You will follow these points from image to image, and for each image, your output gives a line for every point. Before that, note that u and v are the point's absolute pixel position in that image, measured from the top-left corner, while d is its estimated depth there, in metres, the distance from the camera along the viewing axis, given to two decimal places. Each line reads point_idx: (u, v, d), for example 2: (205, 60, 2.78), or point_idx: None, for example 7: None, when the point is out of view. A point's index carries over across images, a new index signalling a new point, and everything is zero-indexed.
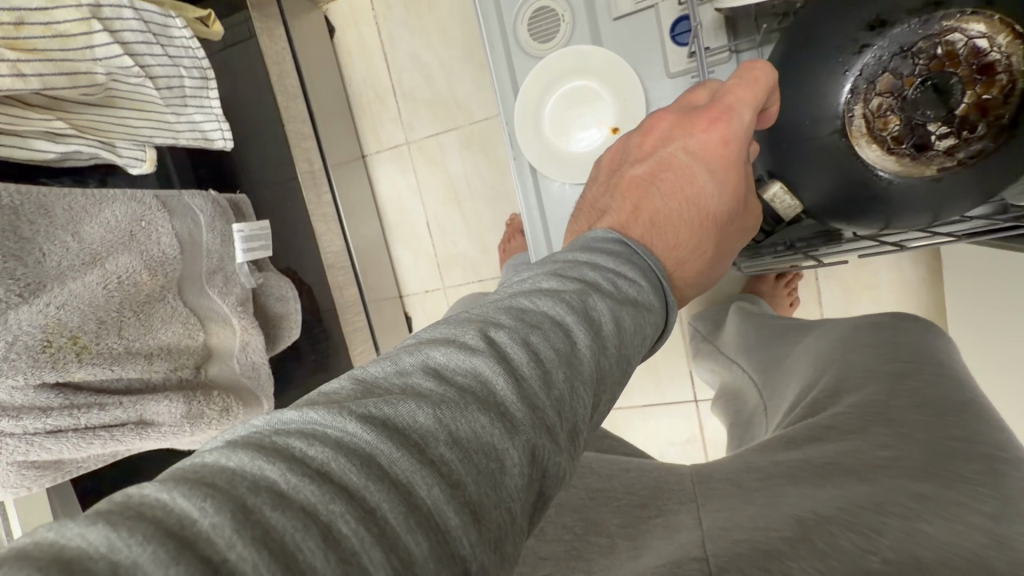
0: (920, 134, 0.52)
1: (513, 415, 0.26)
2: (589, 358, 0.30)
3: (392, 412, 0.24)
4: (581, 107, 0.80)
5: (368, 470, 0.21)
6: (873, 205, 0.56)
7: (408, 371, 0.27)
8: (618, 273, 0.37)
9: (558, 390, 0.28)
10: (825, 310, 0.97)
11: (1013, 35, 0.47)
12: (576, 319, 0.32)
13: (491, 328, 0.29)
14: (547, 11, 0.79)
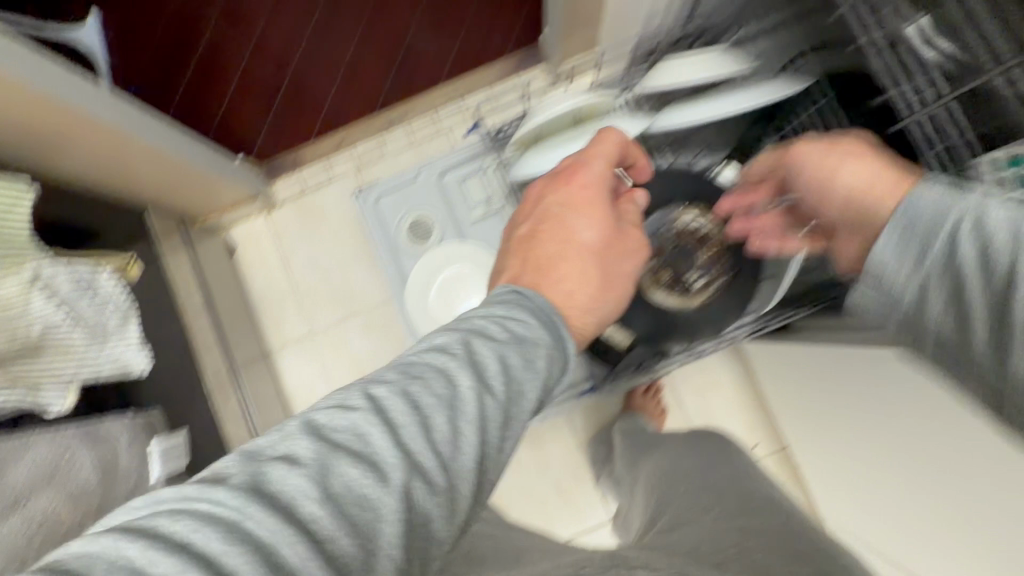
0: (683, 278, 0.81)
1: (384, 466, 0.36)
2: (469, 400, 0.41)
3: (266, 480, 0.34)
4: (456, 287, 0.99)
5: (234, 536, 0.31)
6: (676, 327, 0.81)
7: (296, 438, 0.37)
8: (505, 318, 0.49)
9: (434, 432, 0.39)
10: (691, 412, 1.17)
11: (712, 217, 0.81)
12: (449, 373, 0.42)
13: (374, 391, 0.40)
14: (422, 223, 1.05)
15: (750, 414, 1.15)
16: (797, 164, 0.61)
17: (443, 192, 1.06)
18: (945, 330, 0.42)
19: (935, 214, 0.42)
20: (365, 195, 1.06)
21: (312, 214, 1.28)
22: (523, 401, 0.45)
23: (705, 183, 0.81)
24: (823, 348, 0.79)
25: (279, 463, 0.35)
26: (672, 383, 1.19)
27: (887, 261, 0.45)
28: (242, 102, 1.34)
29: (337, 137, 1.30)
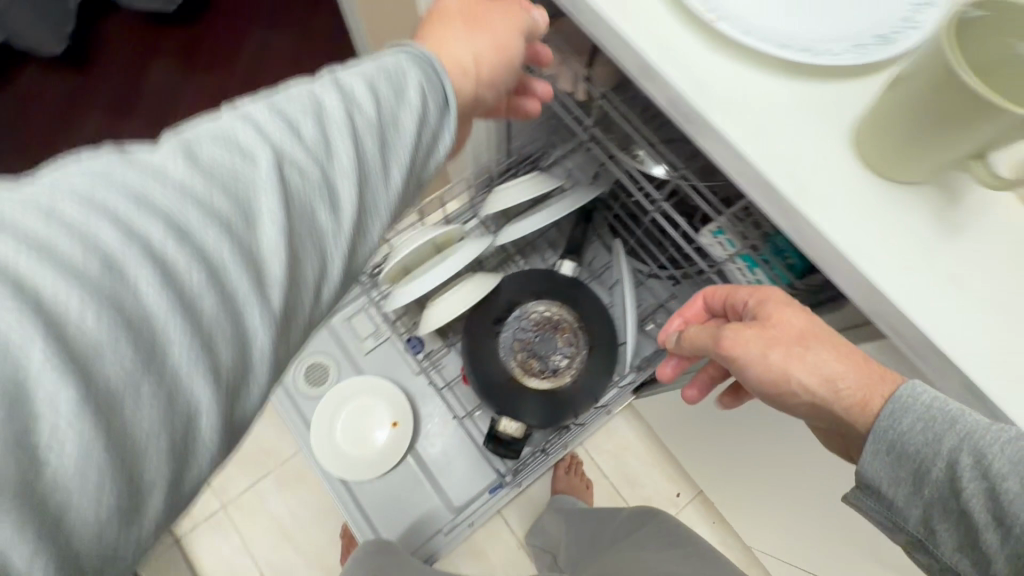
0: (550, 362, 0.94)
1: (247, 199, 0.34)
2: (340, 137, 0.38)
3: (94, 218, 0.30)
4: (364, 417, 1.07)
5: (75, 286, 0.28)
6: (560, 405, 0.91)
7: (140, 181, 0.32)
8: (367, 69, 0.41)
9: (304, 163, 0.37)
10: (614, 479, 1.25)
11: (558, 305, 0.96)
12: (316, 126, 0.38)
13: (228, 125, 0.36)
14: (317, 366, 1.11)
15: (663, 463, 1.25)
16: (742, 367, 0.47)
17: (332, 334, 1.12)
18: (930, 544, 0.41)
19: (928, 407, 0.39)
20: None
21: None
22: (423, 171, 0.44)
23: (549, 278, 0.96)
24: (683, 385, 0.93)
25: (117, 206, 0.31)
26: (589, 455, 1.26)
27: (881, 485, 0.42)
28: None
29: None
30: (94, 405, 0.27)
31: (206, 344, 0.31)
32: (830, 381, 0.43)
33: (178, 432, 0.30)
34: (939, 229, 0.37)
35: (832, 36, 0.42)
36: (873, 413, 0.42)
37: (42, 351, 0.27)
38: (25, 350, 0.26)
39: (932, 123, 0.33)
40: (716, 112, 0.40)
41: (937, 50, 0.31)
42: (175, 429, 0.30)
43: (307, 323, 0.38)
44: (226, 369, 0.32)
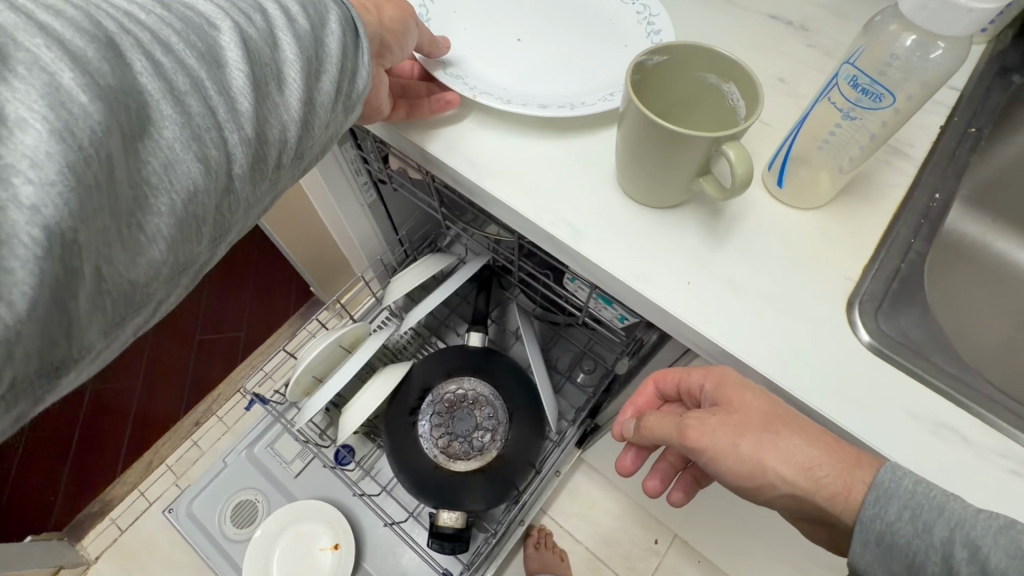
0: (475, 442, 0.91)
1: (212, 48, 0.34)
2: (288, 24, 0.38)
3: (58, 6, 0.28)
4: (303, 547, 0.99)
5: (53, 46, 0.27)
6: (496, 481, 0.88)
7: None
8: None
9: (256, 36, 0.36)
10: (588, 543, 1.19)
11: (469, 379, 0.95)
12: (268, 10, 0.38)
13: None
14: (245, 503, 1.04)
15: (633, 512, 1.21)
16: (712, 458, 0.37)
17: (255, 465, 1.06)
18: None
19: (914, 495, 0.31)
20: (175, 508, 1.03)
21: (134, 555, 1.17)
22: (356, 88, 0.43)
23: (459, 354, 0.96)
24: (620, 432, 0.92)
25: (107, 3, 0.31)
26: (557, 524, 1.20)
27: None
28: (26, 474, 1.25)
29: (146, 459, 1.26)
30: (106, 142, 0.27)
31: (189, 146, 0.32)
32: (807, 470, 0.33)
33: (180, 202, 0.32)
34: (705, 241, 0.40)
35: (579, 98, 0.47)
36: (855, 501, 0.33)
37: (65, 80, 0.26)
38: (51, 74, 0.26)
39: (650, 155, 0.37)
40: (489, 180, 0.43)
41: (626, 96, 0.35)
42: (173, 199, 0.32)
43: (274, 175, 0.39)
44: (212, 168, 0.33)
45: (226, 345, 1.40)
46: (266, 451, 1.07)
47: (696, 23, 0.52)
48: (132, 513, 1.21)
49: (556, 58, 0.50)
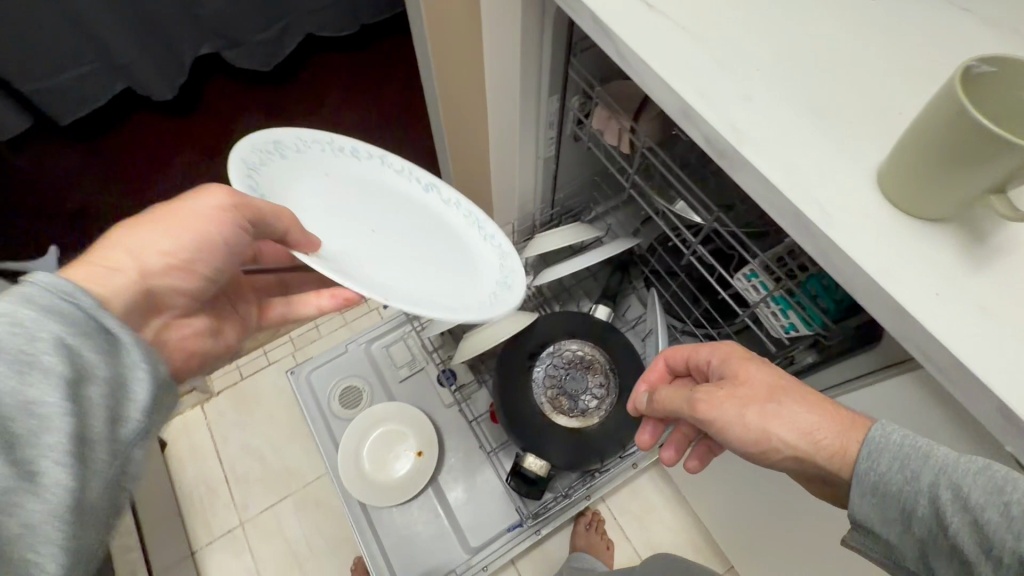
0: (581, 403, 0.94)
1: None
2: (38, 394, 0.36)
3: None
4: (392, 442, 1.09)
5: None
6: (586, 447, 0.92)
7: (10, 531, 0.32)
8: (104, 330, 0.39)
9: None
10: (636, 543, 1.19)
11: (591, 344, 0.97)
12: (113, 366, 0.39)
13: None
14: (353, 388, 1.16)
15: (689, 533, 1.19)
16: (721, 429, 0.52)
17: (370, 358, 1.18)
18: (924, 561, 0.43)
19: (900, 447, 0.42)
20: (297, 372, 1.16)
21: (247, 399, 1.34)
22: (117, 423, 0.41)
23: (586, 320, 0.99)
24: None
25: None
26: (612, 514, 1.22)
27: (874, 524, 0.44)
28: None
29: None
30: None
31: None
32: (808, 433, 0.47)
33: None
34: (963, 261, 0.40)
35: (855, 89, 0.47)
36: (851, 458, 0.45)
37: None
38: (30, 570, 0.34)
39: (947, 156, 0.37)
40: (749, 147, 0.45)
41: (947, 91, 0.36)
42: None
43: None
44: None
45: None
46: (382, 350, 1.18)
47: (989, 47, 0.50)
48: (253, 366, 1.38)
49: (832, 32, 0.50)
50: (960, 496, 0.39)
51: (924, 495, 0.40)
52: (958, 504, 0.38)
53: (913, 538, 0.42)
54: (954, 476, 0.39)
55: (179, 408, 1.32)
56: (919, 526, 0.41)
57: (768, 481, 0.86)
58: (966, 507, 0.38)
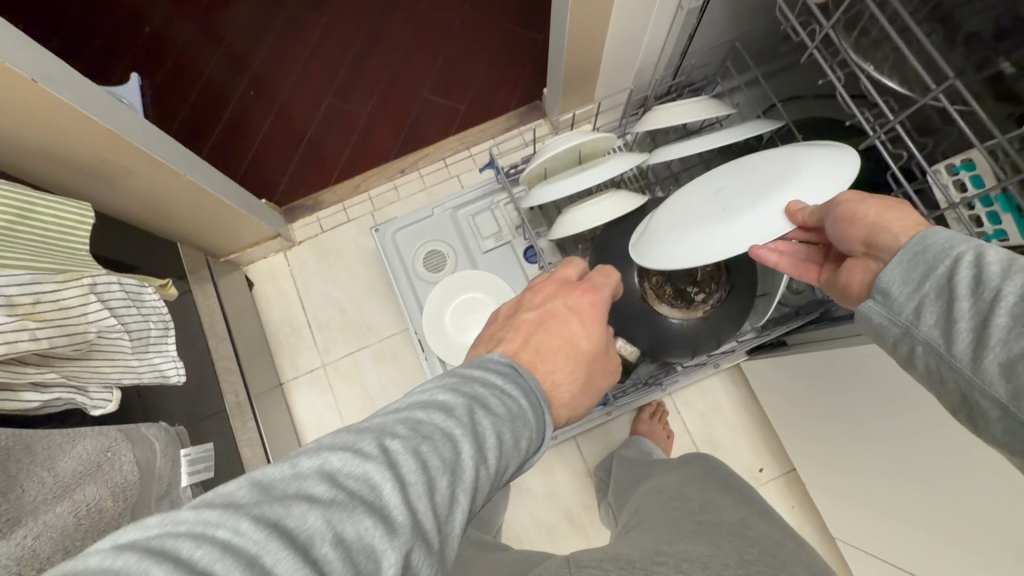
0: (686, 294, 0.90)
1: (400, 467, 0.38)
2: (467, 460, 0.41)
3: (288, 514, 0.33)
4: (473, 310, 1.07)
5: None
6: (680, 342, 0.88)
7: (421, 543, 0.36)
8: (504, 389, 0.48)
9: (433, 494, 0.38)
10: (696, 436, 1.21)
11: None
12: (510, 426, 0.45)
13: (386, 440, 0.39)
14: (437, 253, 1.14)
15: (752, 435, 1.20)
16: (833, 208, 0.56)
17: (455, 225, 1.15)
18: (914, 328, 0.45)
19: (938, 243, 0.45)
20: (382, 230, 1.14)
21: (328, 251, 1.36)
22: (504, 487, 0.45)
23: None
24: (822, 359, 0.86)
25: (440, 422, 0.42)
26: (676, 408, 1.23)
27: (892, 286, 0.47)
28: (263, 154, 1.46)
29: (355, 182, 1.40)
30: None
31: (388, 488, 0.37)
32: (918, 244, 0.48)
33: None
34: None
35: None
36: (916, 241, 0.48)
37: (318, 555, 0.32)
38: None
39: None
40: None
41: None
42: None
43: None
44: None
45: (446, 111, 1.43)
46: (468, 218, 1.15)
47: None
48: (333, 221, 1.38)
49: None
50: (984, 255, 0.42)
51: (949, 259, 0.44)
52: (980, 263, 0.42)
53: (917, 304, 0.45)
54: (985, 251, 0.42)
55: (264, 252, 1.36)
56: (933, 286, 0.44)
57: (867, 418, 0.81)
58: (980, 273, 0.41)
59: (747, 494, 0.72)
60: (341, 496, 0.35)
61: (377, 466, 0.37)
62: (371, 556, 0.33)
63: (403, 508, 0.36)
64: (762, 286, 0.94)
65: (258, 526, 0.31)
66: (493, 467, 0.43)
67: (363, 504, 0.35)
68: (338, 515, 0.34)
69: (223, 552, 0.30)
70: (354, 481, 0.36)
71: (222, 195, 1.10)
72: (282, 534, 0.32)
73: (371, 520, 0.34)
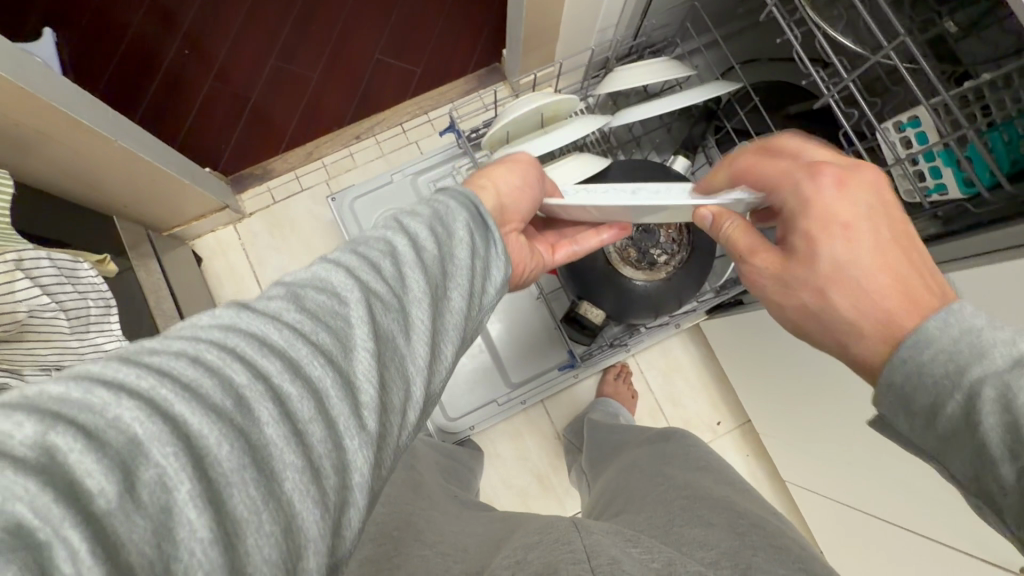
0: (650, 256, 0.91)
1: (347, 264, 0.40)
2: (409, 250, 0.43)
3: (251, 319, 0.34)
4: None
5: (341, 387, 0.34)
6: (645, 304, 0.90)
7: (387, 314, 0.39)
8: (436, 205, 0.50)
9: (388, 274, 0.41)
10: (659, 394, 1.25)
11: None
12: (445, 226, 0.47)
13: (328, 256, 0.41)
14: None
15: (710, 391, 1.26)
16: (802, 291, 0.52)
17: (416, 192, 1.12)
18: (951, 475, 0.39)
19: (946, 361, 0.39)
20: (339, 199, 1.10)
21: (282, 222, 1.30)
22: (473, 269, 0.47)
23: (664, 172, 0.92)
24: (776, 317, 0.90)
25: (374, 236, 0.44)
26: (639, 369, 1.27)
27: (902, 417, 0.42)
28: (204, 119, 1.36)
29: (307, 149, 1.33)
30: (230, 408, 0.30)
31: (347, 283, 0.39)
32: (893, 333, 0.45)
33: (251, 498, 0.28)
34: None
35: None
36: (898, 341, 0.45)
37: (289, 340, 0.34)
38: (369, 371, 0.35)
39: None
40: None
41: None
42: (205, 535, 0.26)
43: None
44: (284, 418, 0.31)
45: (401, 73, 1.37)
46: (429, 185, 1.12)
47: None
48: (285, 191, 1.31)
49: None
50: (1004, 392, 0.36)
51: (960, 391, 0.38)
52: (999, 404, 0.36)
53: (941, 442, 0.39)
54: (1007, 378, 0.36)
55: (211, 225, 1.28)
56: (949, 426, 0.39)
57: (816, 372, 0.85)
58: (1014, 428, 0.34)
59: (707, 463, 0.75)
60: (297, 297, 0.37)
61: (360, 264, 0.40)
62: (368, 325, 0.37)
63: (360, 289, 0.39)
64: (722, 247, 0.97)
65: (263, 311, 0.35)
66: (443, 252, 0.45)
67: (319, 294, 0.37)
68: (297, 307, 0.36)
69: (198, 355, 0.31)
70: (305, 285, 0.38)
71: (160, 163, 1.02)
72: (275, 327, 0.34)
73: (330, 305, 0.37)
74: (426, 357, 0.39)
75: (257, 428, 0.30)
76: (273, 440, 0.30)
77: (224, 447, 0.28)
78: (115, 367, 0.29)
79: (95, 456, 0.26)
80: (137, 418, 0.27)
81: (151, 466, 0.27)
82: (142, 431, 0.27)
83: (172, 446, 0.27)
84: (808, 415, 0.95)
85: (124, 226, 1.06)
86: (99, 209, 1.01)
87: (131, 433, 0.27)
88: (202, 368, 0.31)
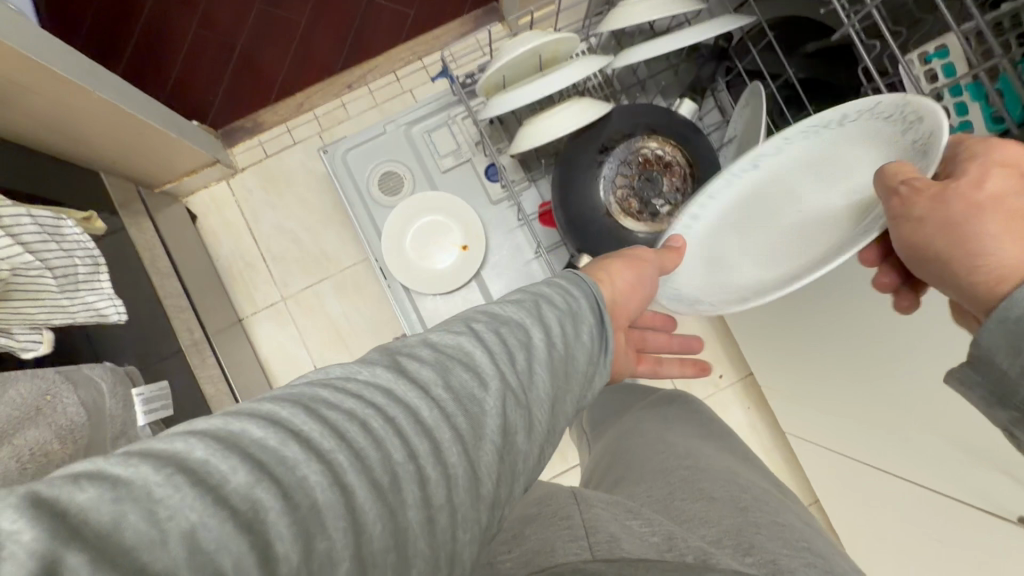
0: (652, 206, 0.88)
1: (488, 338, 0.41)
2: (541, 342, 0.44)
3: (408, 387, 0.34)
4: (434, 234, 1.03)
5: (463, 485, 0.33)
6: None
7: (513, 400, 0.39)
8: (565, 288, 0.51)
9: (521, 362, 0.41)
10: None
11: (672, 145, 0.87)
12: (570, 322, 0.48)
13: (472, 323, 0.43)
14: (392, 174, 1.07)
15: (712, 344, 1.25)
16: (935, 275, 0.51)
17: (410, 143, 1.07)
18: None
19: None
20: (331, 151, 1.06)
21: (275, 177, 1.26)
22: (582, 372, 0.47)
23: (670, 117, 0.87)
24: None
25: (508, 311, 0.45)
26: None
27: None
28: (189, 69, 1.30)
29: (298, 100, 1.28)
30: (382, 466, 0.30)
31: (487, 359, 0.39)
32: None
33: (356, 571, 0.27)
34: None
35: None
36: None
37: (433, 416, 0.33)
38: (488, 465, 0.35)
39: None
40: None
41: None
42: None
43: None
44: (418, 492, 0.30)
45: (393, 16, 1.29)
46: (423, 135, 1.07)
47: None
48: (278, 144, 1.27)
49: None
50: None
51: None
52: None
53: None
54: None
55: (203, 181, 1.25)
56: None
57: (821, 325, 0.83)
58: None
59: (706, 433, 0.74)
60: (448, 364, 0.37)
61: (462, 338, 0.40)
62: (459, 417, 0.35)
63: (496, 367, 0.39)
64: None
65: (372, 384, 0.34)
66: (564, 347, 0.46)
67: (465, 364, 0.38)
68: (447, 374, 0.37)
69: (362, 412, 0.31)
70: (451, 349, 0.39)
71: (144, 115, 0.98)
72: (427, 401, 0.34)
73: (475, 384, 0.37)
74: (535, 457, 0.40)
75: (398, 505, 0.29)
76: (409, 524, 0.29)
77: (364, 516, 0.28)
78: (292, 413, 0.29)
79: (261, 488, 0.26)
80: (247, 483, 0.26)
81: (307, 511, 0.26)
82: (306, 475, 0.27)
83: (272, 509, 0.25)
84: (811, 368, 0.93)
85: (111, 179, 1.03)
86: (82, 163, 0.98)
87: (242, 489, 0.25)
88: (362, 430, 0.30)
